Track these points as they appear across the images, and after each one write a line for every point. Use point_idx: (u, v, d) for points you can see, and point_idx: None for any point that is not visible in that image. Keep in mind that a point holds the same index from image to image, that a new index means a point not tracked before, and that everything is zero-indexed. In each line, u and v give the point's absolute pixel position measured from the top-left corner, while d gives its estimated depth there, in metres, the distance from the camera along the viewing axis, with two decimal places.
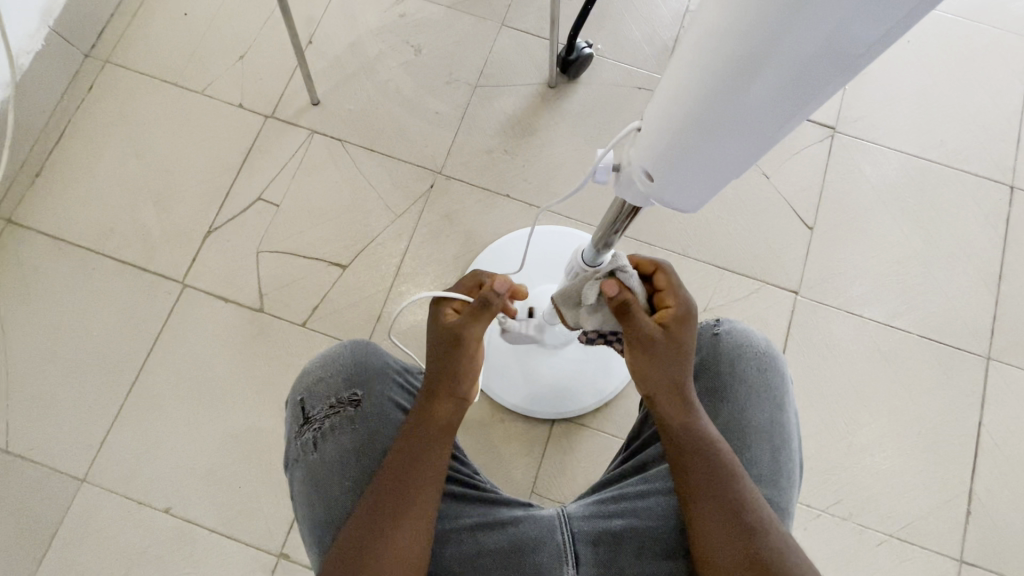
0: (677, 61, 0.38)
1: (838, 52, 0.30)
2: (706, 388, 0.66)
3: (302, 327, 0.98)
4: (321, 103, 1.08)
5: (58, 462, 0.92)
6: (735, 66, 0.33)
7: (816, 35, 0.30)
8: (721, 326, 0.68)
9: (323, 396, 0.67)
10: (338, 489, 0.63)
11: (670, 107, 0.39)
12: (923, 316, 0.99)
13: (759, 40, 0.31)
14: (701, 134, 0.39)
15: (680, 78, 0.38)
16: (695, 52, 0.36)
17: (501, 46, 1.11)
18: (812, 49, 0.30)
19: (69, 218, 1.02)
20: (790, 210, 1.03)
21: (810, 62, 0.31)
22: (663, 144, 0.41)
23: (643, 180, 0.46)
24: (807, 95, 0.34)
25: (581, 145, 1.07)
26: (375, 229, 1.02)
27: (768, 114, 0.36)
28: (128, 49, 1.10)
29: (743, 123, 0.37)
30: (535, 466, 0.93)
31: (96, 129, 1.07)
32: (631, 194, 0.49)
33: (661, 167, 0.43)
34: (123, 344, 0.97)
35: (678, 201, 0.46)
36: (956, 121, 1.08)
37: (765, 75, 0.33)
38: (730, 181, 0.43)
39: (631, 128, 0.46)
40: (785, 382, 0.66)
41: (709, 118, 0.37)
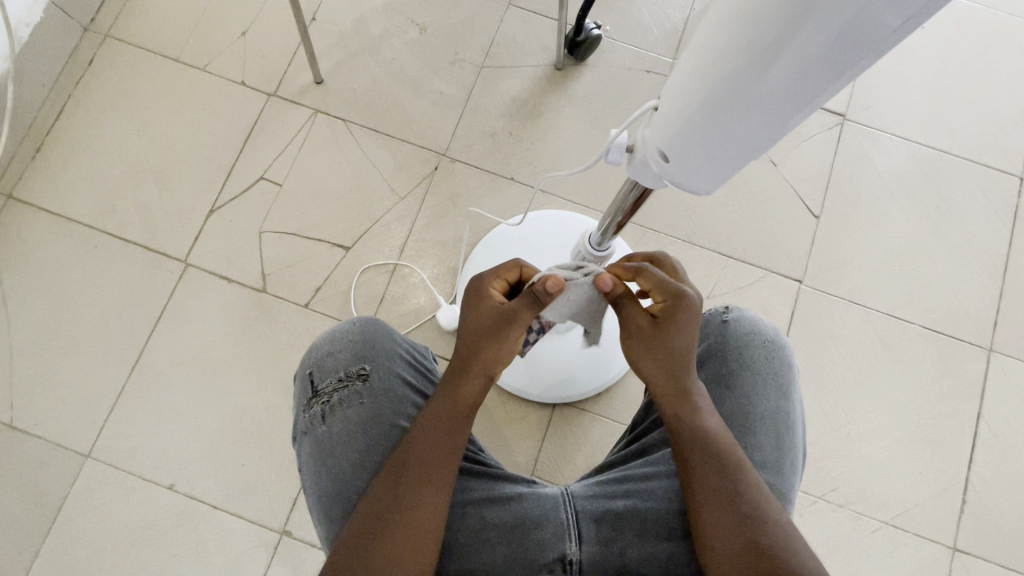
0: (697, 39, 0.37)
1: (865, 33, 0.30)
2: (712, 374, 0.66)
3: (305, 308, 0.98)
4: (325, 81, 1.07)
5: (62, 437, 0.93)
6: (756, 45, 0.33)
7: (842, 14, 0.29)
8: (730, 313, 0.68)
9: (332, 369, 0.67)
10: (344, 461, 0.63)
11: (688, 86, 0.38)
12: (926, 307, 0.99)
13: (781, 19, 0.31)
14: (718, 116, 0.38)
15: (696, 59, 0.37)
16: (716, 29, 0.35)
17: (508, 25, 1.09)
18: (837, 29, 0.30)
19: (71, 195, 1.01)
20: (796, 198, 1.02)
21: (835, 42, 0.30)
22: (680, 125, 0.41)
23: (658, 161, 0.45)
24: (831, 77, 0.33)
25: (587, 129, 1.05)
26: (379, 211, 1.02)
27: (789, 96, 0.35)
28: (128, 22, 1.08)
29: (759, 106, 0.36)
30: (536, 449, 0.94)
31: (97, 104, 1.05)
32: (644, 175, 0.49)
33: (675, 149, 0.42)
34: (125, 322, 0.97)
35: (694, 183, 0.46)
36: (967, 110, 1.06)
37: (788, 55, 0.32)
38: (748, 163, 0.43)
39: (647, 108, 0.45)
40: (793, 372, 0.66)
41: (728, 99, 0.37)
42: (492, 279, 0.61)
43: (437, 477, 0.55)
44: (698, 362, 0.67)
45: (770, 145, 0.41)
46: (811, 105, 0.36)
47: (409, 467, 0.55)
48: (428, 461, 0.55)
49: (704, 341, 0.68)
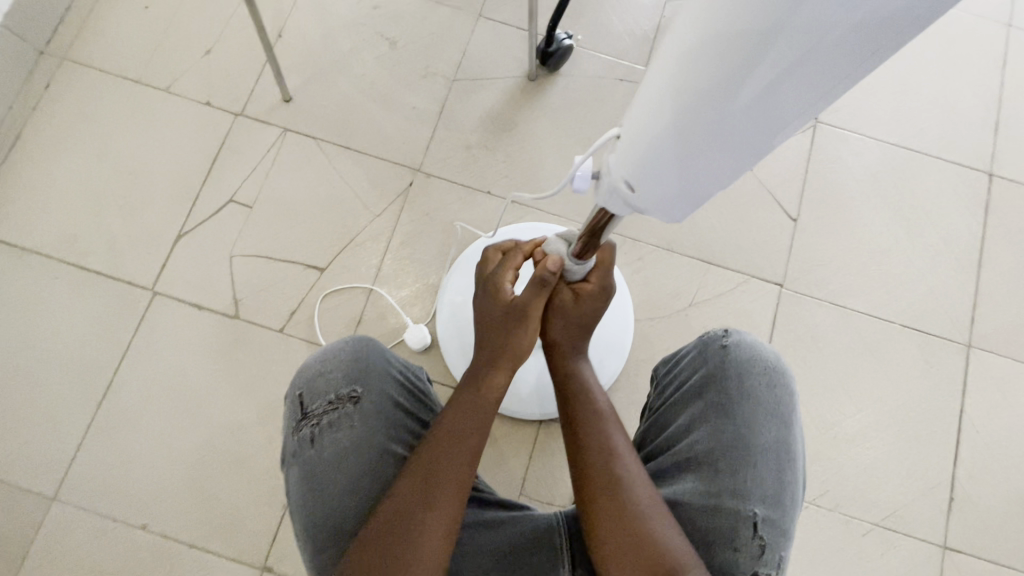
0: (659, 66, 0.36)
1: (834, 61, 0.29)
2: (713, 403, 0.64)
3: (280, 332, 0.95)
4: (293, 99, 1.04)
5: (26, 479, 0.89)
6: (723, 74, 0.32)
7: (808, 41, 0.28)
8: (729, 338, 0.67)
9: (323, 391, 0.64)
10: (333, 488, 0.60)
11: (654, 115, 0.38)
12: (905, 305, 0.99)
13: (747, 48, 0.30)
14: (688, 137, 0.37)
15: (663, 81, 0.36)
16: (677, 59, 0.34)
17: (479, 38, 1.08)
18: (805, 58, 0.29)
19: (29, 225, 0.97)
20: (773, 202, 1.02)
21: (804, 70, 0.30)
22: (647, 154, 0.40)
23: (625, 189, 0.44)
24: (799, 104, 0.33)
25: (563, 139, 1.05)
26: (354, 229, 0.99)
27: (760, 122, 0.34)
28: (87, 44, 1.05)
29: (731, 127, 0.35)
30: (523, 466, 0.92)
31: (55, 130, 1.01)
32: (610, 202, 0.48)
33: (645, 174, 0.41)
34: (91, 354, 0.93)
35: (664, 209, 0.45)
36: (935, 109, 1.08)
37: (755, 83, 0.32)
38: (719, 189, 0.42)
39: (609, 136, 0.44)
40: (794, 400, 0.65)
41: (696, 127, 0.36)
42: (505, 272, 0.63)
43: (454, 481, 0.54)
44: (697, 391, 0.65)
45: (740, 172, 0.40)
46: (780, 132, 0.36)
47: (436, 462, 0.54)
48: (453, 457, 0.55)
49: (703, 367, 0.66)
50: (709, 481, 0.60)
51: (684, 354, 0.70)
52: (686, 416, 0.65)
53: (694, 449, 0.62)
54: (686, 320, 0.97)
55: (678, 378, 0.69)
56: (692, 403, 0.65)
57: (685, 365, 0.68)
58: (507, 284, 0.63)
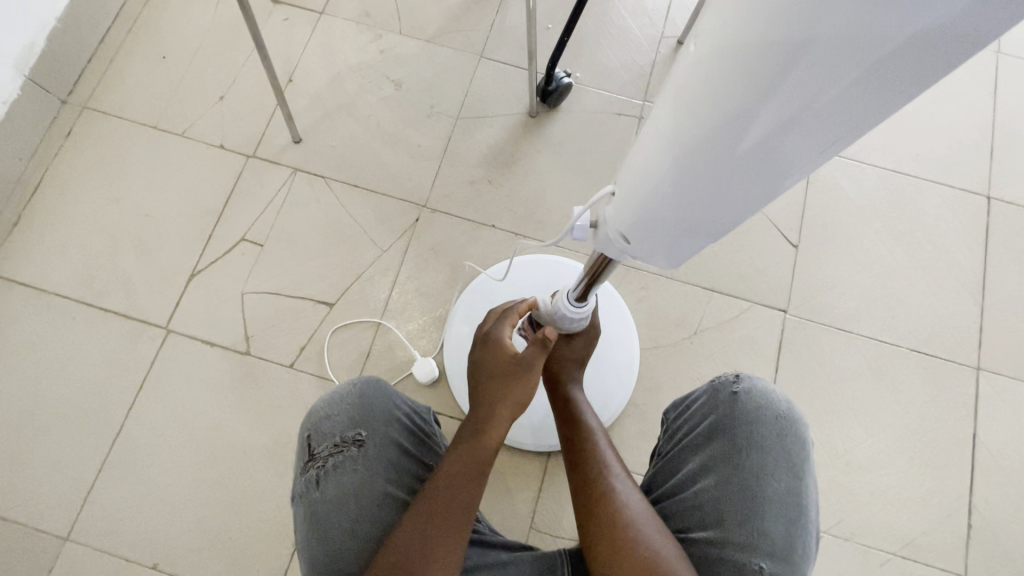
0: (654, 128, 0.39)
1: (808, 140, 0.32)
2: (720, 451, 0.64)
3: (290, 368, 0.97)
4: (303, 140, 1.08)
5: (40, 519, 0.89)
6: (709, 145, 0.34)
7: (785, 122, 0.31)
8: (740, 384, 0.67)
9: (329, 433, 0.65)
10: (336, 530, 0.61)
11: (645, 177, 0.40)
12: (910, 329, 0.99)
13: (729, 125, 0.33)
14: (681, 195, 0.39)
15: (659, 142, 0.38)
16: (668, 129, 0.37)
17: (481, 78, 1.12)
18: (781, 137, 0.32)
19: (48, 267, 1.00)
20: (774, 229, 1.04)
21: (780, 146, 0.33)
22: (640, 212, 0.42)
23: (620, 240, 0.46)
24: (778, 173, 0.35)
25: (564, 172, 1.07)
26: (362, 265, 1.02)
27: (742, 188, 0.37)
28: (107, 94, 1.10)
29: (722, 184, 0.37)
30: (532, 500, 0.92)
31: (75, 176, 1.05)
32: (610, 251, 0.50)
33: (640, 226, 0.43)
34: (105, 393, 0.95)
35: (658, 258, 0.47)
36: (929, 134, 1.10)
37: (737, 154, 0.34)
38: (708, 242, 0.45)
39: (606, 191, 0.46)
40: (808, 451, 0.63)
41: (685, 190, 0.38)
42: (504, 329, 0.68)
43: (455, 532, 0.56)
44: (705, 438, 0.66)
45: (727, 228, 0.43)
46: (762, 197, 0.38)
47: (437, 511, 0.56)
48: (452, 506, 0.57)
49: (712, 413, 0.66)
50: (715, 532, 0.60)
51: (695, 398, 0.70)
52: (695, 462, 0.65)
53: (700, 497, 0.63)
54: (692, 349, 0.98)
55: (688, 424, 0.69)
56: (701, 450, 0.65)
57: (696, 409, 0.69)
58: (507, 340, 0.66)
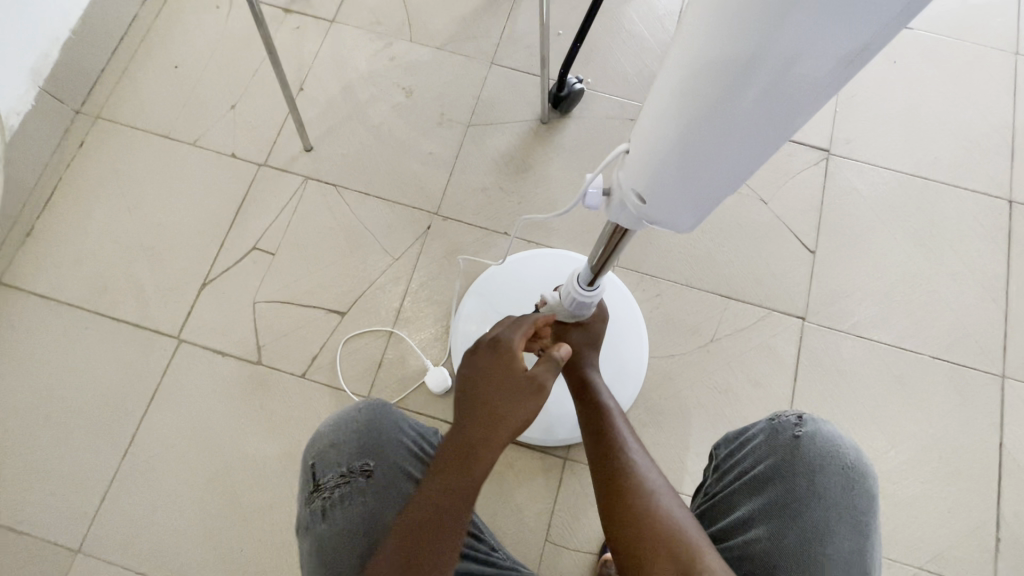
0: (665, 73, 0.37)
1: (828, 60, 0.29)
2: (777, 499, 0.62)
3: (302, 378, 0.96)
4: (314, 148, 1.08)
5: (52, 531, 0.89)
6: (724, 77, 0.32)
7: (803, 41, 0.28)
8: (804, 427, 0.64)
9: (335, 463, 0.64)
10: (344, 564, 0.60)
11: (658, 125, 0.38)
12: (932, 336, 0.97)
13: (743, 51, 0.30)
14: (696, 142, 0.37)
15: (670, 86, 0.36)
16: (679, 68, 0.35)
17: (492, 84, 1.12)
18: (800, 58, 0.29)
19: (61, 277, 1.00)
20: (790, 235, 1.02)
21: (799, 70, 0.30)
22: (654, 165, 0.40)
23: (635, 201, 0.44)
24: (799, 106, 0.33)
25: (576, 178, 1.06)
26: (374, 273, 1.01)
27: (760, 126, 0.34)
28: (120, 103, 1.10)
29: (739, 124, 0.35)
30: (548, 512, 0.90)
31: (88, 185, 1.06)
32: (622, 216, 0.48)
33: (654, 183, 0.41)
34: (118, 403, 0.95)
35: (672, 220, 0.45)
36: (948, 138, 1.08)
37: (754, 85, 0.32)
38: (727, 197, 0.42)
39: (619, 151, 0.44)
40: (874, 504, 0.61)
41: (700, 133, 0.36)
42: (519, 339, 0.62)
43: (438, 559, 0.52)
44: (762, 483, 0.63)
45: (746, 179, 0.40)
46: (782, 137, 0.35)
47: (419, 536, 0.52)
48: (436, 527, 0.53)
49: (770, 455, 0.64)
50: None
51: (751, 435, 0.67)
52: (747, 508, 0.63)
53: (752, 547, 0.61)
54: (709, 357, 0.96)
55: (741, 464, 0.67)
56: (755, 495, 0.63)
57: (752, 449, 0.66)
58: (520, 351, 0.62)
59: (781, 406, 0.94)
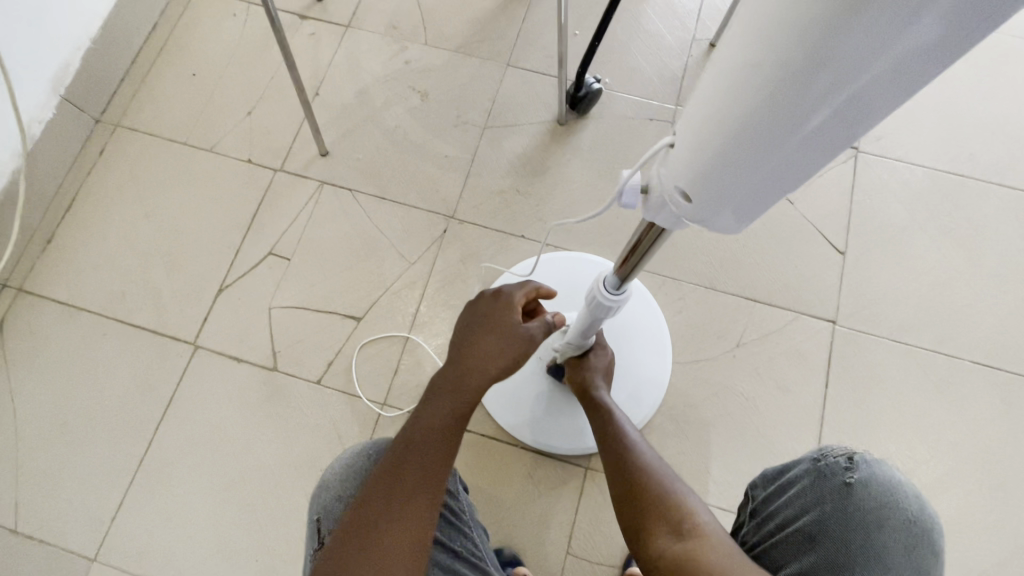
0: (721, 63, 0.34)
1: (919, 51, 0.25)
2: (829, 556, 0.57)
3: (317, 385, 0.95)
4: (330, 153, 1.07)
5: (68, 539, 0.88)
6: (791, 69, 0.29)
7: (890, 30, 0.24)
8: (856, 473, 0.60)
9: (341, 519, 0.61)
10: None
11: (709, 120, 0.35)
12: (972, 340, 0.93)
13: (816, 41, 0.27)
14: (750, 140, 0.34)
15: (725, 76, 0.33)
16: (739, 58, 0.32)
17: (508, 86, 1.10)
18: (884, 48, 0.25)
19: (80, 284, 1.00)
20: (818, 235, 0.99)
21: (882, 61, 0.26)
22: (700, 162, 0.37)
23: (679, 201, 0.42)
24: (875, 100, 0.29)
25: (595, 180, 1.04)
26: (390, 278, 1.00)
27: (829, 120, 0.31)
28: (139, 111, 1.11)
29: (796, 125, 0.32)
30: (569, 524, 0.87)
31: (106, 192, 1.06)
32: (663, 216, 0.45)
33: (698, 184, 0.39)
34: (134, 410, 0.94)
35: (717, 223, 0.42)
36: (984, 133, 1.03)
37: (826, 77, 0.28)
38: (783, 196, 0.39)
39: (661, 145, 0.41)
40: (937, 561, 0.57)
41: (759, 128, 0.33)
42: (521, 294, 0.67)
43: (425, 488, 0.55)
44: (811, 536, 0.59)
45: (807, 176, 0.37)
46: (846, 138, 0.33)
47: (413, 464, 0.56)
48: (426, 457, 0.56)
49: (818, 506, 0.60)
50: None
51: (793, 478, 0.63)
52: (796, 565, 0.59)
53: None
54: (735, 363, 0.92)
55: (782, 511, 0.63)
56: (803, 550, 0.59)
57: (795, 495, 0.62)
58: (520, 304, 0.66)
59: (812, 414, 0.90)
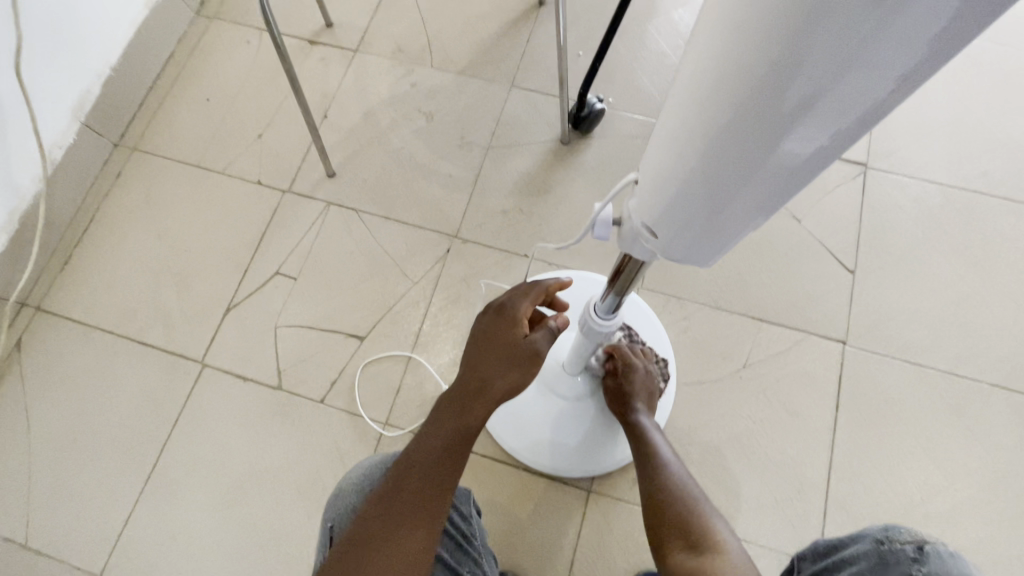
0: (675, 105, 0.35)
1: (860, 96, 0.26)
2: None
3: (320, 404, 0.95)
4: (337, 174, 1.09)
5: (76, 555, 0.89)
6: (741, 114, 0.30)
7: (830, 75, 0.25)
8: (925, 566, 0.54)
9: None
10: None
11: (669, 159, 0.36)
12: (990, 362, 0.90)
13: (762, 86, 0.28)
14: (704, 180, 0.35)
15: (679, 118, 0.34)
16: (694, 103, 0.33)
17: (512, 107, 1.11)
18: (826, 93, 0.26)
19: (94, 303, 1.03)
20: (827, 253, 0.97)
21: (825, 105, 0.27)
22: (665, 198, 0.38)
23: (647, 236, 0.42)
24: (831, 146, 0.30)
25: (598, 199, 1.04)
26: (393, 297, 1.01)
27: (780, 163, 0.32)
28: (155, 135, 1.15)
29: (745, 166, 0.33)
30: (570, 549, 0.85)
31: (122, 214, 1.09)
32: (637, 249, 0.45)
33: (664, 219, 0.40)
34: (143, 427, 0.96)
35: (690, 258, 0.43)
36: (999, 148, 1.01)
37: (775, 122, 0.29)
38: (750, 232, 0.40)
39: (628, 181, 0.42)
40: None
41: (716, 168, 0.34)
42: (524, 303, 0.64)
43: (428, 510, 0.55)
44: None
45: (770, 214, 0.37)
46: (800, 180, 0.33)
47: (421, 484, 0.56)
48: (432, 477, 0.56)
49: None
50: None
51: (851, 558, 0.60)
52: None
53: None
54: (741, 383, 0.91)
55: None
56: None
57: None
58: (524, 315, 0.64)
59: (822, 437, 0.87)
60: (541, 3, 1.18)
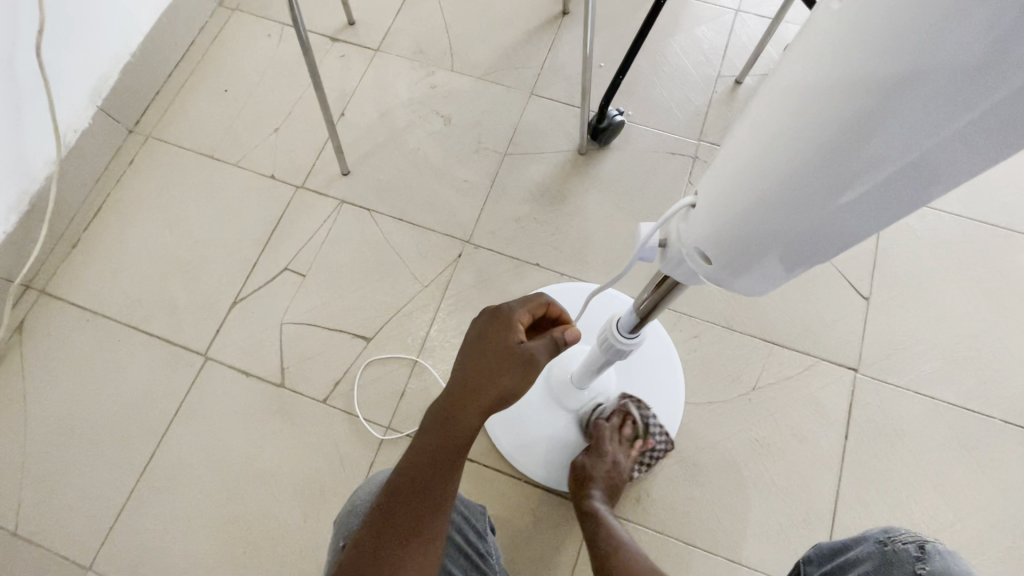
0: (745, 131, 0.34)
1: (964, 136, 0.25)
2: None
3: (323, 404, 0.94)
4: (352, 172, 1.08)
5: (65, 546, 0.88)
6: (825, 141, 0.29)
7: (938, 109, 0.24)
8: (928, 564, 0.57)
9: None
10: None
11: (730, 186, 0.35)
12: (1002, 398, 0.89)
13: (854, 118, 0.27)
14: (768, 212, 0.34)
15: (748, 146, 0.33)
16: (771, 128, 0.31)
17: (531, 114, 1.11)
18: (924, 134, 0.26)
19: (99, 291, 1.02)
20: (842, 279, 0.96)
21: (924, 143, 0.26)
22: (719, 226, 0.37)
23: (698, 261, 0.41)
24: (912, 188, 0.29)
25: (613, 212, 1.03)
26: (402, 299, 1.00)
27: (862, 198, 0.30)
28: (171, 124, 1.14)
29: (817, 201, 0.31)
30: (570, 565, 0.84)
31: (133, 201, 1.09)
32: (681, 272, 0.44)
33: (716, 248, 0.38)
34: (141, 418, 0.94)
35: (738, 288, 0.41)
36: (1018, 183, 1.00)
37: (865, 153, 0.28)
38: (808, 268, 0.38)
39: (681, 204, 0.41)
40: None
41: (787, 199, 0.32)
42: (521, 310, 0.63)
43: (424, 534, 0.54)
44: None
45: (833, 252, 0.36)
46: (876, 218, 0.32)
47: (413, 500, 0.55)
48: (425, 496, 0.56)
49: None
50: None
51: (855, 558, 0.62)
52: None
53: None
54: (751, 406, 0.89)
55: None
56: None
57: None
58: (520, 321, 0.63)
59: (830, 466, 0.86)
60: (565, 13, 1.18)
